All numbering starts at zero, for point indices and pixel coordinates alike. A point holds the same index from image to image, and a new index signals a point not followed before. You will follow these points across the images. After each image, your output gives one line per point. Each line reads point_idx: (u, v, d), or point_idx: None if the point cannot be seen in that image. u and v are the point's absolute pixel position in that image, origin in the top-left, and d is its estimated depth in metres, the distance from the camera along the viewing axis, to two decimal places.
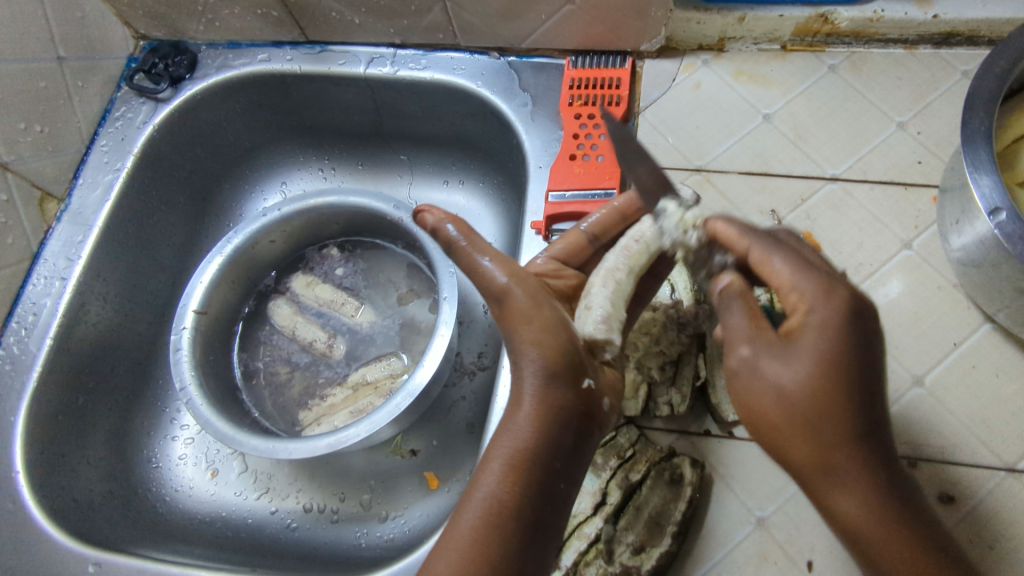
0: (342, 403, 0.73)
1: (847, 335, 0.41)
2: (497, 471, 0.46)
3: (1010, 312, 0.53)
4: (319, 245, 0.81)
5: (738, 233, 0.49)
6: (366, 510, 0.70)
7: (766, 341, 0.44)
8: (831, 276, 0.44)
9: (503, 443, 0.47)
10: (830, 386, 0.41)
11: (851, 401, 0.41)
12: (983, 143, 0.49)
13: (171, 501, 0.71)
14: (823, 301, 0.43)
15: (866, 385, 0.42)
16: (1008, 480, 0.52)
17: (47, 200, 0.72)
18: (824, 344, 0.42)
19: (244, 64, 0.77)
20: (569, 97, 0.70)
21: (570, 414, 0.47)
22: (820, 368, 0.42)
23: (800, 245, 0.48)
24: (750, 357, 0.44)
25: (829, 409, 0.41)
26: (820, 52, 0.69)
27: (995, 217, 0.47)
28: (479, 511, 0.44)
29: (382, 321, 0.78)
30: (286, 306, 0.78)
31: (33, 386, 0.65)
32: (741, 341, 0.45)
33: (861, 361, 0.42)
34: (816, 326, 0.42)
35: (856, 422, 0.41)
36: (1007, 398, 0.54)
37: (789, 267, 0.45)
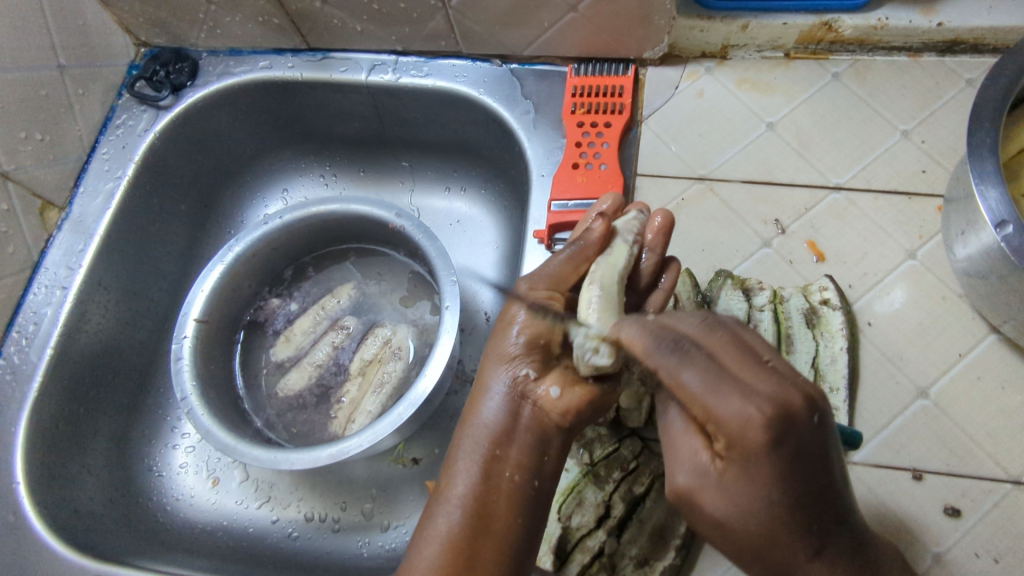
0: (358, 397, 0.72)
1: (778, 476, 0.36)
2: (449, 497, 0.49)
3: (1016, 324, 0.52)
4: (297, 265, 0.81)
5: (645, 346, 0.41)
6: (368, 520, 0.70)
7: (703, 471, 0.40)
8: (772, 384, 0.36)
9: (452, 471, 0.51)
10: (763, 516, 0.38)
11: (778, 556, 0.38)
12: (989, 155, 0.48)
13: (172, 511, 0.71)
14: (716, 503, 0.39)
15: (805, 502, 0.37)
16: (1014, 493, 0.51)
17: (48, 209, 0.72)
18: (741, 520, 0.39)
19: (245, 71, 0.77)
20: (572, 105, 0.70)
21: (511, 405, 0.52)
22: (734, 523, 0.39)
23: (718, 359, 0.38)
24: (690, 485, 0.41)
25: (774, 542, 0.38)
26: (824, 59, 0.69)
27: (1001, 229, 0.47)
28: (438, 544, 0.47)
29: (362, 294, 0.80)
30: (296, 378, 0.74)
31: (33, 396, 0.65)
32: (679, 470, 0.42)
33: (787, 511, 0.37)
34: (738, 462, 0.37)
35: (800, 540, 0.38)
36: (1013, 411, 0.54)
37: (702, 389, 0.37)
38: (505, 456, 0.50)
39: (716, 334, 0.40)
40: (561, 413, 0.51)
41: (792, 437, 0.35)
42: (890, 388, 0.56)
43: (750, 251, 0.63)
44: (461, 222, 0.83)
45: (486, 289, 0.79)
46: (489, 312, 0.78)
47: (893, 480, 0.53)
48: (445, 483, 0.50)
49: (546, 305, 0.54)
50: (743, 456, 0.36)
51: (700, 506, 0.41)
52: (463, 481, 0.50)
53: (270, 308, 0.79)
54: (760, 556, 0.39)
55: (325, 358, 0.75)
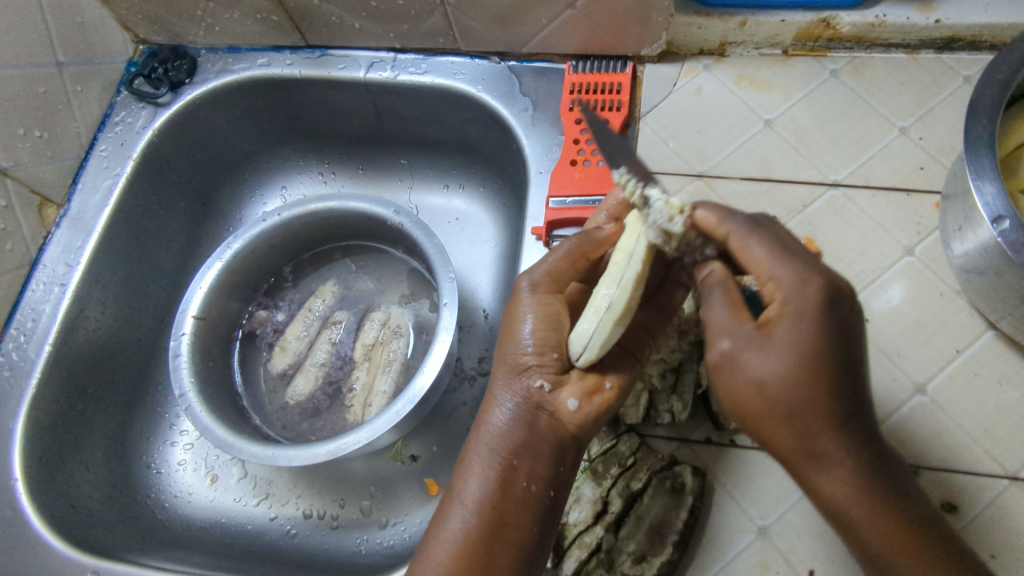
0: (370, 379, 0.73)
1: (815, 330, 0.41)
2: (463, 500, 0.49)
3: (1013, 319, 0.52)
4: (295, 262, 0.81)
5: (718, 218, 0.47)
6: (366, 516, 0.70)
7: (745, 335, 0.44)
8: (810, 265, 0.42)
9: (467, 477, 0.50)
10: (804, 390, 0.41)
11: (811, 423, 0.42)
12: (986, 150, 0.48)
13: (170, 508, 0.71)
14: (760, 360, 0.43)
15: (837, 367, 0.41)
16: (1011, 488, 0.51)
17: (46, 206, 0.72)
18: (774, 373, 0.42)
19: (244, 68, 0.77)
20: (569, 102, 0.70)
21: (527, 414, 0.51)
22: (774, 380, 0.42)
23: (779, 242, 0.44)
24: (729, 349, 0.44)
25: (784, 398, 0.42)
26: (822, 56, 0.69)
27: (998, 225, 0.47)
28: (451, 550, 0.47)
29: (346, 287, 0.80)
30: (303, 383, 0.74)
31: (32, 392, 0.65)
32: (720, 334, 0.45)
33: (826, 372, 0.41)
34: (790, 319, 0.42)
35: (828, 409, 0.42)
36: (1010, 406, 0.54)
37: (769, 255, 0.43)
38: (522, 467, 0.49)
39: (759, 221, 0.46)
40: (579, 423, 0.50)
41: (802, 311, 0.41)
42: (888, 384, 0.56)
43: None
44: (460, 219, 0.83)
45: (485, 286, 0.79)
46: (487, 310, 0.78)
47: None
48: (459, 488, 0.50)
49: (553, 313, 0.51)
50: (796, 313, 0.42)
51: (730, 374, 0.45)
52: (477, 487, 0.49)
53: (258, 318, 0.78)
54: (794, 420, 0.42)
55: (326, 354, 0.75)
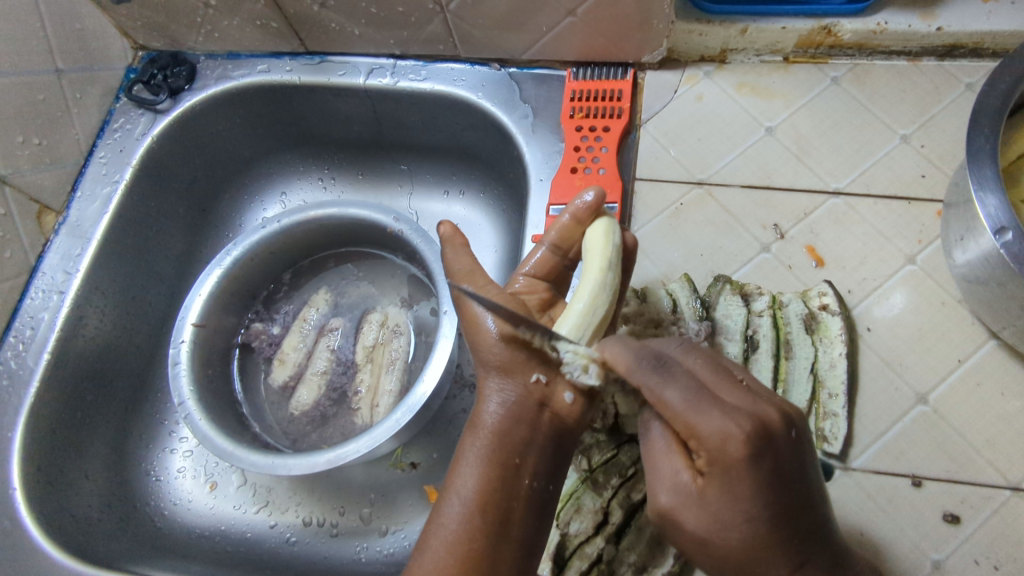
0: (374, 380, 0.73)
1: (750, 493, 0.38)
2: (455, 496, 0.46)
3: (1015, 329, 0.52)
4: (294, 268, 0.81)
5: (626, 366, 0.42)
6: (366, 524, 0.71)
7: (682, 490, 0.42)
8: (738, 408, 0.38)
9: (458, 472, 0.48)
10: (756, 524, 0.39)
11: (754, 573, 0.41)
12: (989, 160, 0.48)
13: (170, 515, 0.71)
14: (698, 519, 0.41)
15: (779, 519, 0.39)
16: (1013, 499, 0.51)
17: (45, 213, 0.71)
18: (729, 541, 0.41)
19: (244, 74, 0.77)
20: (570, 109, 0.70)
21: (524, 410, 0.50)
22: (713, 540, 0.41)
23: (707, 387, 0.40)
24: (673, 508, 0.42)
25: (751, 555, 0.40)
26: (823, 63, 0.69)
27: (1000, 236, 0.46)
28: (446, 548, 0.44)
29: (337, 293, 0.80)
30: (307, 395, 0.73)
31: (31, 400, 0.64)
32: (661, 489, 0.43)
33: (763, 522, 0.39)
34: (718, 471, 0.39)
35: (773, 556, 0.40)
36: (1013, 417, 0.54)
37: (685, 409, 0.39)
38: (524, 463, 0.48)
39: (664, 357, 0.41)
40: (577, 417, 0.50)
41: (723, 459, 0.38)
42: (889, 394, 0.56)
43: (749, 255, 0.62)
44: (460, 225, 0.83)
45: None
46: None
47: (892, 486, 0.53)
48: (455, 488, 0.47)
49: (510, 304, 0.53)
50: (722, 470, 0.38)
51: (675, 532, 0.43)
52: (472, 482, 0.47)
53: (254, 331, 0.78)
54: (741, 571, 0.41)
55: (327, 363, 0.75)
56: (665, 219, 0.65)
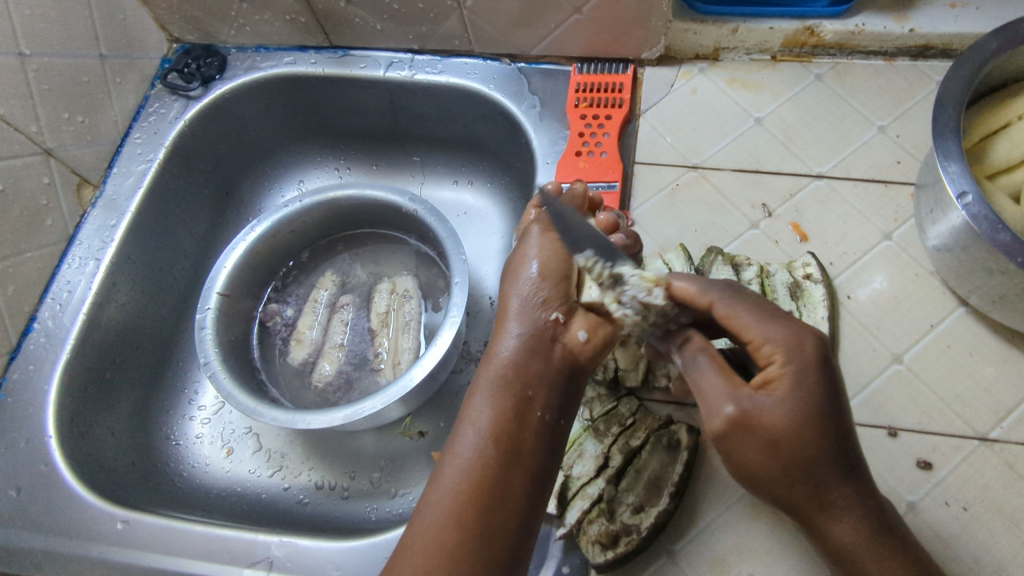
0: (394, 341, 0.78)
1: (814, 386, 0.45)
2: (471, 427, 0.51)
3: (980, 293, 0.57)
4: (311, 247, 0.85)
5: (697, 290, 0.51)
6: (376, 487, 0.74)
7: (750, 397, 0.46)
8: (793, 322, 0.47)
9: (473, 406, 0.52)
10: (813, 423, 0.44)
11: (817, 452, 0.44)
12: (952, 136, 0.53)
13: (188, 476, 0.74)
14: (773, 421, 0.45)
15: (830, 412, 0.45)
16: (980, 448, 0.56)
17: (84, 186, 0.76)
18: (789, 425, 0.44)
19: (272, 66, 0.83)
20: (575, 100, 0.76)
21: (539, 344, 0.53)
22: (787, 437, 0.44)
23: (764, 305, 0.49)
24: (739, 414, 0.46)
25: (808, 441, 0.44)
26: (807, 62, 0.75)
27: (963, 199, 0.52)
28: (460, 476, 0.49)
29: (343, 274, 0.85)
30: (329, 366, 0.78)
31: (66, 357, 0.68)
32: (724, 401, 0.46)
33: (822, 411, 0.44)
34: (792, 375, 0.45)
35: (830, 458, 0.45)
36: (980, 375, 0.58)
37: (758, 321, 0.47)
38: (535, 396, 0.52)
39: (731, 288, 0.50)
40: (589, 355, 0.54)
41: (798, 357, 0.45)
42: (867, 355, 0.60)
43: (739, 231, 0.68)
44: (468, 213, 0.89)
45: (491, 274, 0.84)
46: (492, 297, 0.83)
47: (870, 437, 0.57)
48: (471, 421, 0.51)
49: (561, 247, 0.56)
50: (798, 368, 0.45)
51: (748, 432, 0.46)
52: (486, 414, 0.51)
53: (270, 311, 0.82)
54: (805, 468, 0.45)
55: (346, 333, 0.80)
56: (662, 198, 0.70)
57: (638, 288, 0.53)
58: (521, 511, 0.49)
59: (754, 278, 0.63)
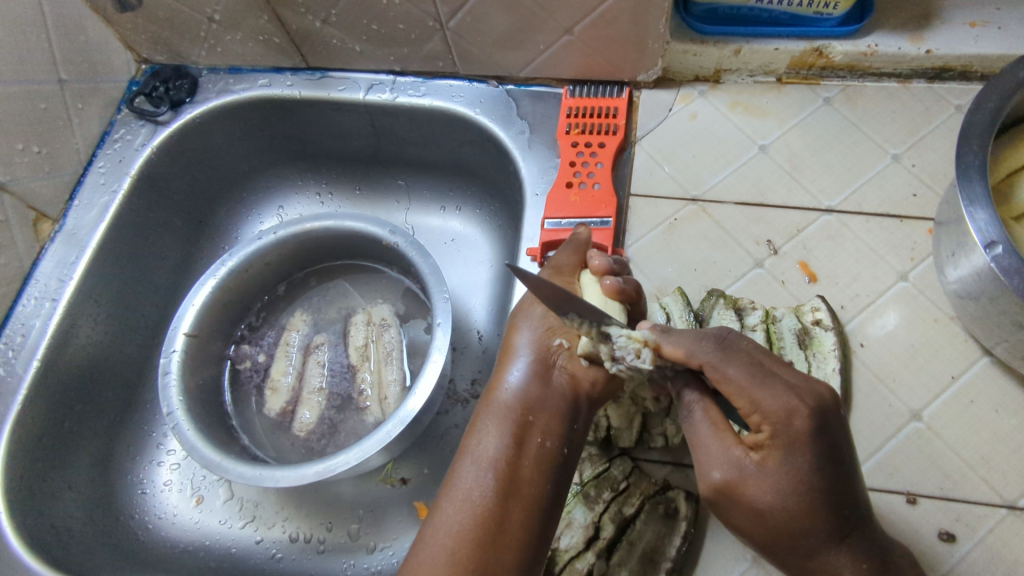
0: (377, 374, 0.73)
1: (809, 461, 0.40)
2: (473, 454, 0.51)
3: (1008, 345, 0.52)
4: (288, 280, 0.81)
5: (686, 350, 0.43)
6: (354, 540, 0.69)
7: (738, 465, 0.42)
8: (792, 385, 0.40)
9: (476, 433, 0.52)
10: (803, 500, 0.40)
11: (808, 527, 0.41)
12: (978, 176, 0.48)
13: (155, 530, 0.70)
14: (759, 492, 0.42)
15: (827, 488, 0.40)
16: (1009, 518, 0.50)
17: (41, 221, 0.72)
18: (776, 499, 0.41)
19: (245, 89, 0.78)
20: (566, 125, 0.71)
21: (543, 369, 0.54)
22: (775, 510, 0.41)
23: (763, 359, 0.42)
24: (728, 481, 0.43)
25: (799, 517, 0.41)
26: (815, 84, 0.70)
27: (991, 250, 0.47)
28: (460, 503, 0.48)
29: (315, 315, 0.79)
30: (309, 414, 0.73)
31: (18, 408, 0.64)
32: (712, 465, 0.44)
33: (817, 487, 0.40)
34: (782, 450, 0.40)
35: (825, 531, 0.41)
36: (1008, 434, 0.53)
37: (749, 388, 0.40)
38: (537, 422, 0.51)
39: (727, 339, 0.43)
40: (593, 381, 0.53)
41: (787, 434, 0.40)
42: (883, 411, 0.55)
43: (742, 271, 0.63)
44: (456, 240, 0.84)
45: (479, 308, 0.79)
46: (481, 332, 0.78)
47: (887, 504, 0.52)
48: (474, 447, 0.51)
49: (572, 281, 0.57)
50: (788, 444, 0.40)
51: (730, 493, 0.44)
52: (489, 439, 0.51)
53: (242, 355, 0.77)
54: (796, 539, 0.42)
55: (324, 373, 0.74)
56: (659, 234, 0.65)
57: (626, 351, 0.46)
58: (522, 544, 0.47)
59: (759, 324, 0.58)
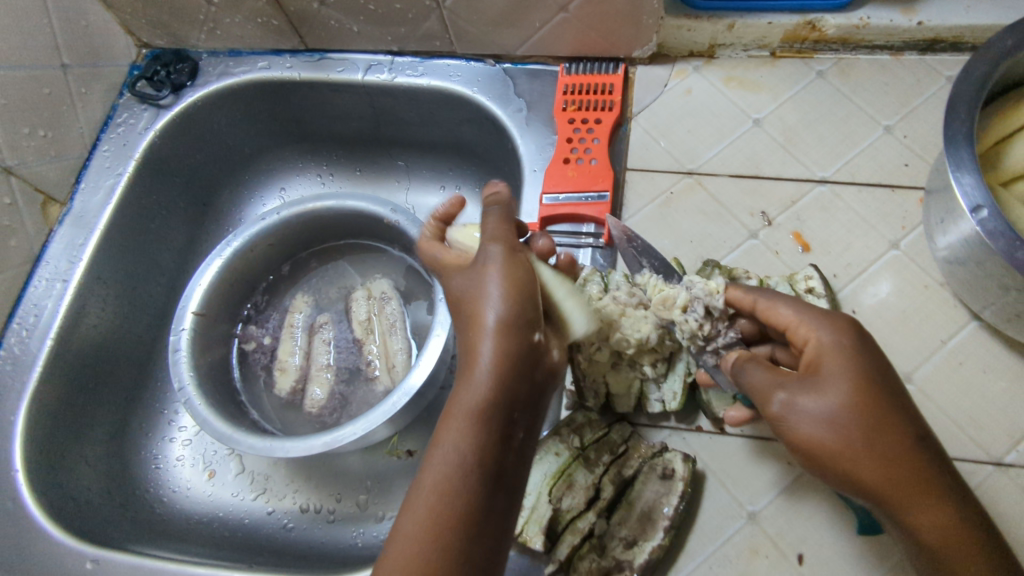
0: (382, 345, 0.75)
1: (859, 363, 0.44)
2: (438, 462, 0.40)
3: (995, 308, 0.54)
4: (292, 261, 0.82)
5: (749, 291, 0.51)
6: (363, 510, 0.72)
7: (799, 381, 0.44)
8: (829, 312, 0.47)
9: (442, 442, 0.40)
10: (865, 394, 0.42)
11: (876, 425, 0.42)
12: (966, 143, 0.49)
13: (170, 502, 0.72)
14: (825, 395, 0.43)
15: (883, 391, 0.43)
16: (995, 474, 0.52)
17: (49, 204, 0.73)
18: (841, 398, 0.42)
19: (245, 71, 0.79)
20: (563, 102, 0.72)
21: (521, 361, 0.42)
22: (845, 410, 0.42)
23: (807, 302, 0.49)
24: (794, 400, 0.44)
25: (866, 415, 0.42)
26: (808, 58, 0.71)
27: (976, 214, 0.48)
28: (427, 516, 0.39)
29: (316, 297, 0.81)
30: (320, 391, 0.74)
31: (34, 385, 0.66)
32: (773, 390, 0.44)
33: (876, 386, 0.43)
34: (836, 351, 0.44)
35: (892, 432, 0.42)
36: (994, 395, 0.55)
37: (795, 309, 0.47)
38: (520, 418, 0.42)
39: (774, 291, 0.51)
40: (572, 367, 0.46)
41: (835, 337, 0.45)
42: None
43: (736, 242, 0.64)
44: None
45: None
46: None
47: None
48: (442, 458, 0.40)
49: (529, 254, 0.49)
50: (839, 346, 0.44)
51: (786, 429, 0.44)
52: (459, 445, 0.40)
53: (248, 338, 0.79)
54: (871, 446, 0.42)
55: (329, 350, 0.76)
56: (656, 207, 0.66)
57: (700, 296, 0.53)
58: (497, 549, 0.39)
59: None
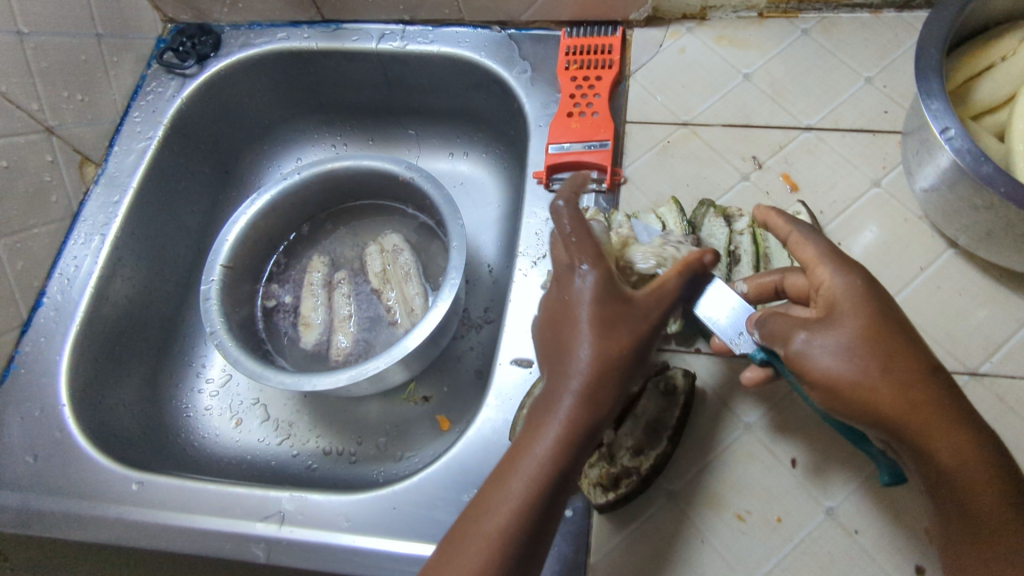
0: (400, 292, 0.80)
1: (873, 310, 0.45)
2: (534, 453, 0.46)
3: (968, 231, 0.58)
4: (310, 222, 0.87)
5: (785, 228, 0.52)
6: (383, 451, 0.76)
7: (814, 327, 0.46)
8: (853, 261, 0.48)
9: (538, 434, 0.46)
10: (875, 342, 0.45)
11: (888, 371, 0.44)
12: (935, 74, 0.54)
13: (200, 445, 0.76)
14: (838, 345, 0.45)
15: (896, 337, 0.45)
16: (971, 383, 0.57)
17: (86, 164, 0.78)
18: (852, 347, 0.45)
19: (265, 42, 0.84)
20: (565, 62, 0.77)
21: (615, 368, 0.47)
22: (855, 357, 0.44)
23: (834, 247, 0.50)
24: (806, 346, 0.46)
25: (877, 361, 0.44)
26: (794, 17, 0.76)
27: (946, 134, 0.53)
28: (521, 494, 0.45)
29: (330, 256, 0.86)
30: (343, 338, 0.79)
31: (76, 328, 0.71)
32: (788, 334, 0.47)
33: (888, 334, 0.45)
34: (851, 301, 0.46)
35: (904, 376, 0.44)
36: (969, 313, 0.60)
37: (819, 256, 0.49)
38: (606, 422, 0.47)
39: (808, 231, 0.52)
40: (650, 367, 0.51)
41: (850, 287, 0.46)
42: None
43: (729, 185, 0.69)
44: (464, 183, 0.90)
45: (489, 243, 0.86)
46: (491, 264, 0.85)
47: None
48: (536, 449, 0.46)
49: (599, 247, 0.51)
50: (854, 296, 0.46)
51: (806, 367, 0.46)
52: (552, 439, 0.45)
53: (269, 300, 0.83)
54: (884, 391, 0.44)
55: (347, 302, 0.81)
56: (654, 154, 0.71)
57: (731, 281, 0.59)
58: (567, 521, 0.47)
59: (746, 228, 0.65)
